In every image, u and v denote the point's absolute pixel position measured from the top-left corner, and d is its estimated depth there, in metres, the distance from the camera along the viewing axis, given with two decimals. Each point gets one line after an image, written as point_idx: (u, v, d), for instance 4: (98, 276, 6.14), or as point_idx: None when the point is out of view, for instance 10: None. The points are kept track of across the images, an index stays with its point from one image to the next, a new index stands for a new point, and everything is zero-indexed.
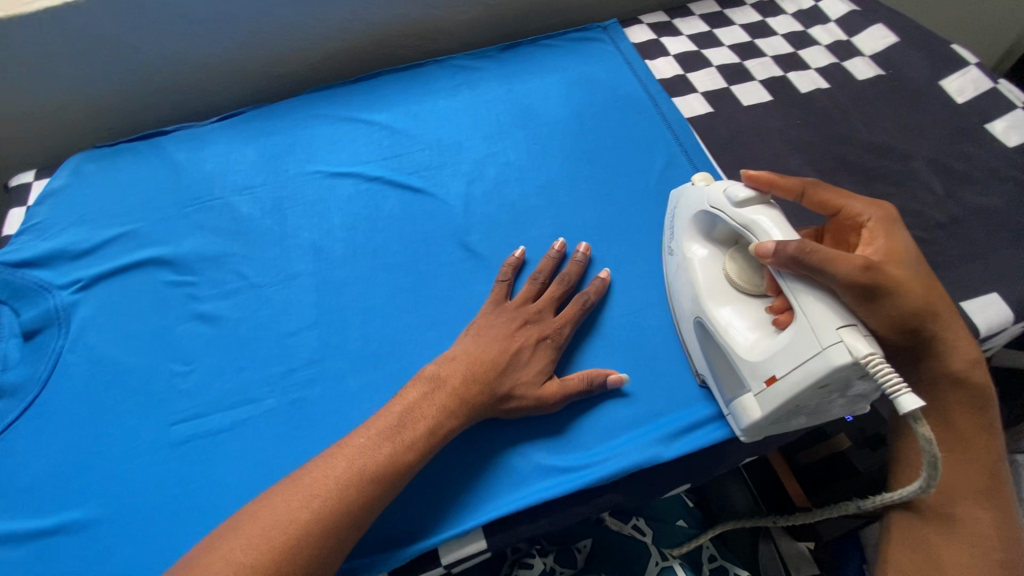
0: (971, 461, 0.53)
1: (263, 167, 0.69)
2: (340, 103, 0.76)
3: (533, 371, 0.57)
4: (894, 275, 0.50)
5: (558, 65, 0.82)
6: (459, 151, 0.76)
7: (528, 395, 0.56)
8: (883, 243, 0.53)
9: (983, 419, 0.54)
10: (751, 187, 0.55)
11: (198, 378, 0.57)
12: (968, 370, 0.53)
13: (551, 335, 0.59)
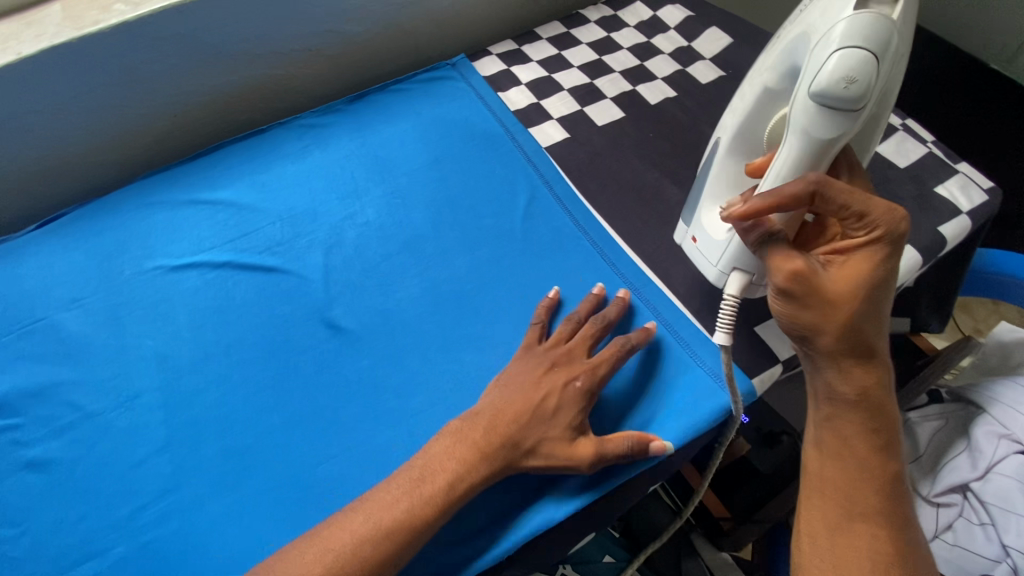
0: (856, 484, 0.46)
1: (92, 275, 0.64)
2: (178, 186, 0.71)
3: (566, 420, 0.49)
4: (831, 301, 0.44)
5: (408, 108, 0.78)
6: (314, 218, 0.68)
7: (552, 449, 0.48)
8: (854, 265, 0.45)
9: (877, 437, 0.46)
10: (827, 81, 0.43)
11: (30, 541, 0.50)
12: (874, 395, 0.46)
13: (582, 380, 0.51)
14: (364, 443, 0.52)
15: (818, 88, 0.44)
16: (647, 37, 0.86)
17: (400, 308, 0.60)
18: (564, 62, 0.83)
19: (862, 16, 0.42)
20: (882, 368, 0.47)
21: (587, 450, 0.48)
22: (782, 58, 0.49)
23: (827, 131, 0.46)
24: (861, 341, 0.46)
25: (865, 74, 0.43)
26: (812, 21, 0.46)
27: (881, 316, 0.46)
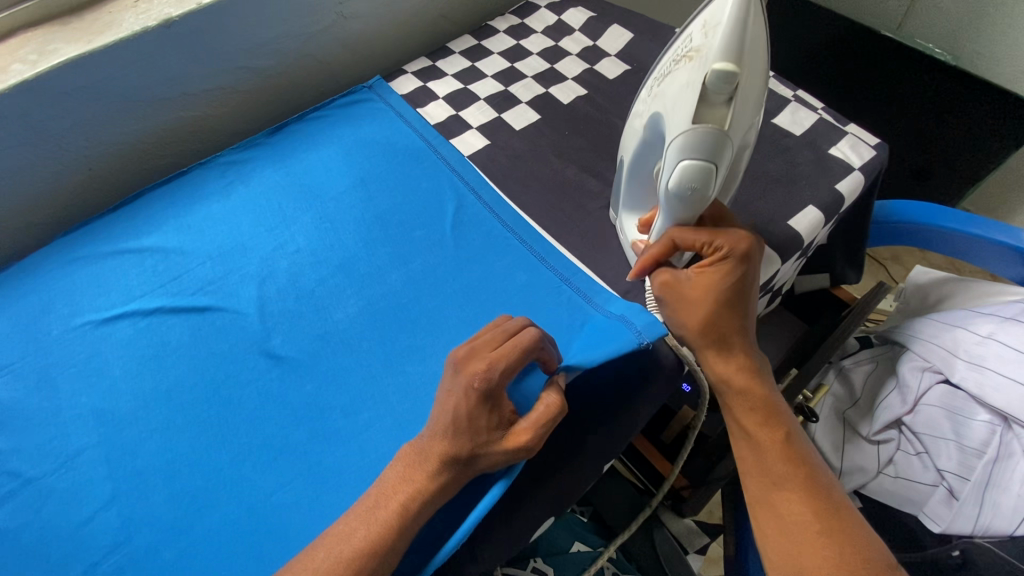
0: (763, 455, 0.52)
1: (20, 339, 0.62)
2: (103, 239, 0.70)
3: (482, 425, 0.47)
4: (694, 305, 0.54)
5: (329, 134, 0.79)
6: (244, 253, 0.68)
7: (483, 457, 0.47)
8: (710, 275, 0.53)
9: (762, 407, 0.54)
10: (682, 177, 0.49)
11: None
12: (749, 377, 0.54)
13: (482, 380, 0.46)
14: (312, 469, 0.53)
15: (671, 182, 0.51)
16: (554, 41, 0.90)
17: (341, 330, 0.62)
18: (478, 73, 0.86)
19: (699, 126, 0.47)
20: (751, 358, 0.55)
21: (513, 447, 0.47)
22: (654, 123, 0.53)
23: (685, 207, 0.53)
24: (726, 337, 0.54)
25: (706, 177, 0.49)
26: (671, 104, 0.50)
27: (744, 320, 0.55)
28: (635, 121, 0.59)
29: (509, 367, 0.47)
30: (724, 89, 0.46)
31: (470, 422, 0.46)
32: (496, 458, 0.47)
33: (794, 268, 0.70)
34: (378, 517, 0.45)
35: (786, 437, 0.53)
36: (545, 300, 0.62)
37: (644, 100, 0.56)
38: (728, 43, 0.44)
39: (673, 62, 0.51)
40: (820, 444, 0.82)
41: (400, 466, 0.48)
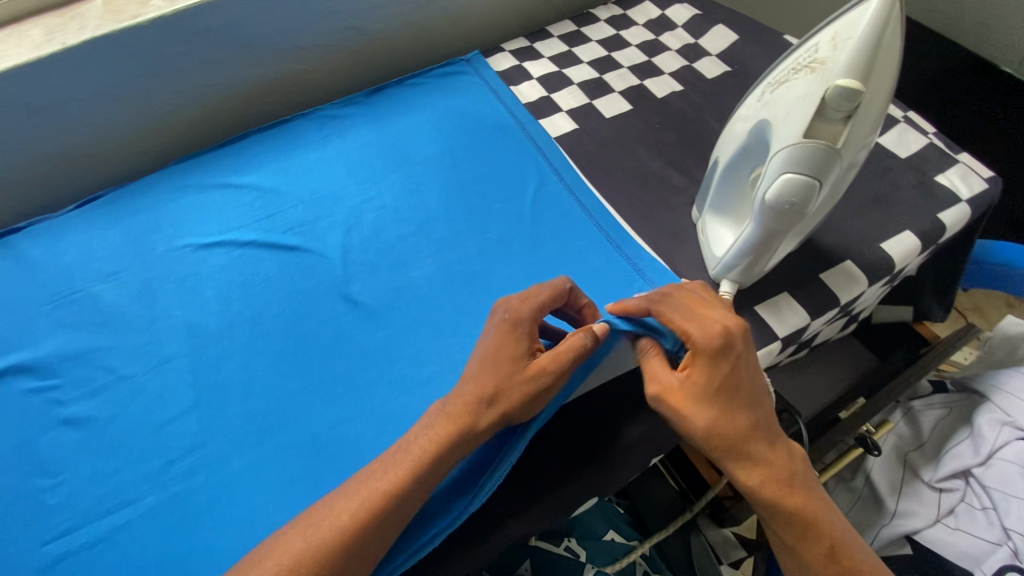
0: (805, 566, 0.46)
1: (127, 251, 0.68)
2: (209, 171, 0.75)
3: (507, 353, 0.48)
4: (692, 421, 0.45)
5: (424, 102, 0.81)
6: (335, 201, 0.71)
7: (500, 385, 0.47)
8: (701, 381, 0.45)
9: (802, 524, 0.45)
10: (782, 190, 0.45)
11: (68, 490, 0.53)
12: (782, 490, 0.45)
13: (511, 311, 0.50)
14: (374, 409, 0.55)
15: (766, 197, 0.46)
16: (654, 35, 0.89)
17: (416, 285, 0.64)
18: (574, 59, 0.86)
19: (808, 141, 0.42)
20: (779, 465, 0.46)
21: (536, 373, 0.47)
22: (756, 131, 0.49)
23: (778, 225, 0.48)
24: (737, 444, 0.45)
25: (807, 195, 0.44)
26: (778, 113, 0.46)
27: (756, 420, 0.46)
28: (731, 126, 0.55)
29: (543, 299, 0.51)
30: (843, 106, 0.41)
31: (498, 355, 0.48)
32: (515, 387, 0.47)
33: (880, 294, 0.68)
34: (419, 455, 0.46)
35: (833, 550, 0.45)
36: (616, 286, 0.62)
37: (749, 104, 0.51)
38: (857, 57, 0.40)
39: (786, 69, 0.46)
40: (875, 480, 0.78)
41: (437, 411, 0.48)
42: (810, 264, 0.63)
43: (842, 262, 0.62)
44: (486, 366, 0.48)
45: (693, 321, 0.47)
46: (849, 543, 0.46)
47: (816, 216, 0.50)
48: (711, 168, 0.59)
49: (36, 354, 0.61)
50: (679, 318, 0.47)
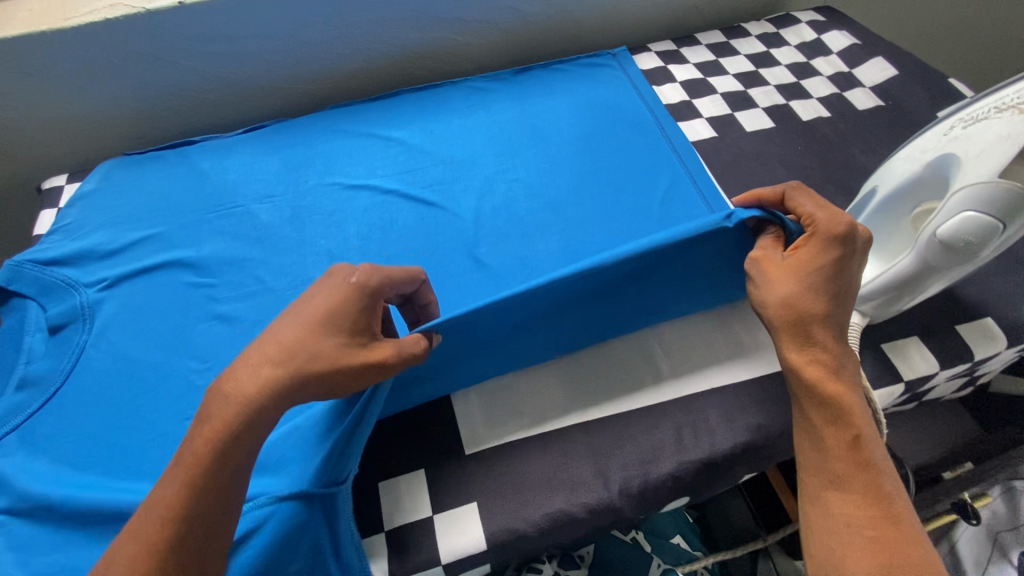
0: (824, 452, 0.45)
1: (284, 178, 0.75)
2: (362, 121, 0.81)
3: (345, 326, 0.43)
4: (777, 289, 0.47)
5: (567, 87, 0.84)
6: (472, 167, 0.75)
7: (340, 368, 0.42)
8: (806, 259, 0.47)
9: (836, 411, 0.45)
10: (963, 224, 0.45)
11: (213, 376, 0.59)
12: (827, 376, 0.46)
13: (359, 276, 0.44)
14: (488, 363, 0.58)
15: (941, 228, 0.46)
16: (806, 58, 0.88)
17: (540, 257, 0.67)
18: (720, 69, 0.87)
19: (1005, 181, 0.43)
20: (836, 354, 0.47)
21: (376, 359, 0.42)
22: (933, 165, 0.49)
23: (944, 261, 0.47)
24: (805, 322, 0.46)
25: (988, 235, 0.44)
26: (969, 150, 0.46)
27: (834, 310, 0.47)
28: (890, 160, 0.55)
29: (394, 279, 0.46)
30: None
31: (328, 328, 0.42)
32: (348, 371, 0.42)
33: (1014, 359, 0.64)
34: (275, 367, 0.41)
35: (858, 442, 0.44)
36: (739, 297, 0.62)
37: (930, 138, 0.50)
38: None
39: (977, 115, 0.48)
40: (959, 553, 0.74)
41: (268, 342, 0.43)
42: (947, 314, 0.60)
43: (981, 318, 0.60)
44: (312, 339, 0.42)
45: (825, 206, 0.48)
46: (877, 446, 0.44)
47: (976, 264, 0.50)
48: (864, 195, 0.56)
49: (199, 253, 0.68)
50: (808, 197, 0.49)
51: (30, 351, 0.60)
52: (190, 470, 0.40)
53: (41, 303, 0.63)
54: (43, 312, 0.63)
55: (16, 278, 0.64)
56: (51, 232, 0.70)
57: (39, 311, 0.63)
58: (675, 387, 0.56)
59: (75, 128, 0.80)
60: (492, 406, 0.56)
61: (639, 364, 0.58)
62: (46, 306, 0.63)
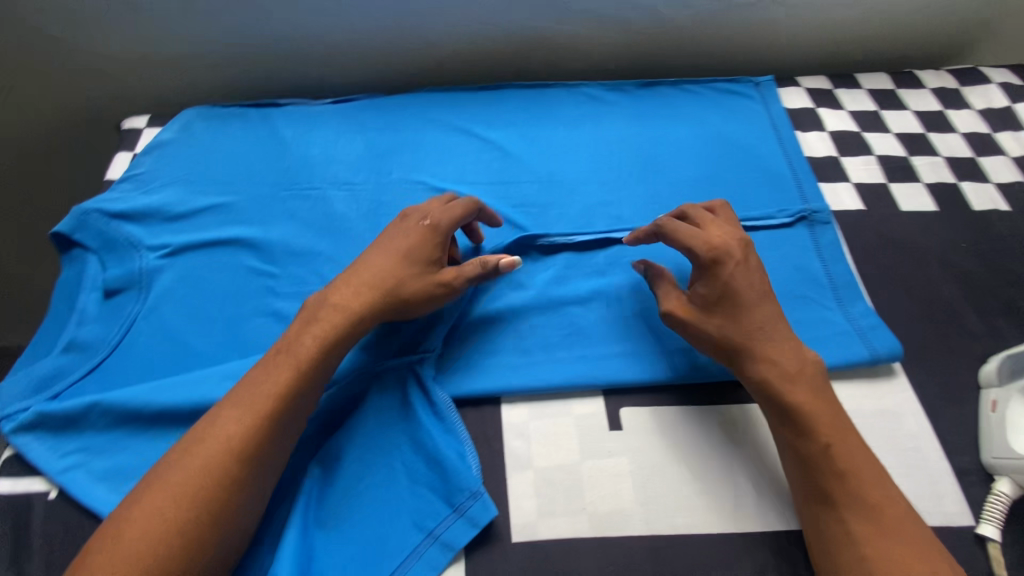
0: (802, 466, 0.46)
1: (367, 165, 0.68)
2: (461, 112, 0.73)
3: (416, 256, 0.53)
4: (700, 330, 0.51)
5: (695, 114, 0.73)
6: (573, 190, 0.66)
7: (410, 292, 0.52)
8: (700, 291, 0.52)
9: (807, 423, 0.47)
10: None
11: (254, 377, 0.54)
12: (781, 383, 0.48)
13: (427, 219, 0.55)
14: (552, 437, 0.52)
15: None
16: (991, 129, 0.73)
17: (632, 317, 0.58)
18: (881, 124, 0.73)
19: None
20: (794, 362, 0.49)
21: (444, 281, 0.53)
22: None
23: None
24: (735, 344, 0.50)
25: None
26: None
27: (755, 320, 0.50)
28: None
29: (458, 215, 0.55)
30: None
31: (407, 261, 0.53)
32: (419, 290, 0.52)
33: None
34: (365, 291, 0.52)
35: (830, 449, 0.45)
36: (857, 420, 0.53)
37: None
38: None
39: None
40: None
41: (339, 280, 0.53)
42: None
43: None
44: (397, 270, 0.53)
45: (702, 230, 0.53)
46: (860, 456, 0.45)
47: None
48: None
49: (265, 235, 0.63)
50: (682, 235, 0.53)
51: (82, 311, 0.57)
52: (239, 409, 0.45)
53: (102, 260, 0.60)
54: (102, 269, 0.60)
55: (81, 228, 0.61)
56: (121, 180, 0.66)
57: (99, 268, 0.60)
58: (764, 516, 0.48)
59: (162, 65, 0.75)
60: (549, 490, 0.50)
61: (725, 476, 0.50)
62: (106, 264, 0.60)
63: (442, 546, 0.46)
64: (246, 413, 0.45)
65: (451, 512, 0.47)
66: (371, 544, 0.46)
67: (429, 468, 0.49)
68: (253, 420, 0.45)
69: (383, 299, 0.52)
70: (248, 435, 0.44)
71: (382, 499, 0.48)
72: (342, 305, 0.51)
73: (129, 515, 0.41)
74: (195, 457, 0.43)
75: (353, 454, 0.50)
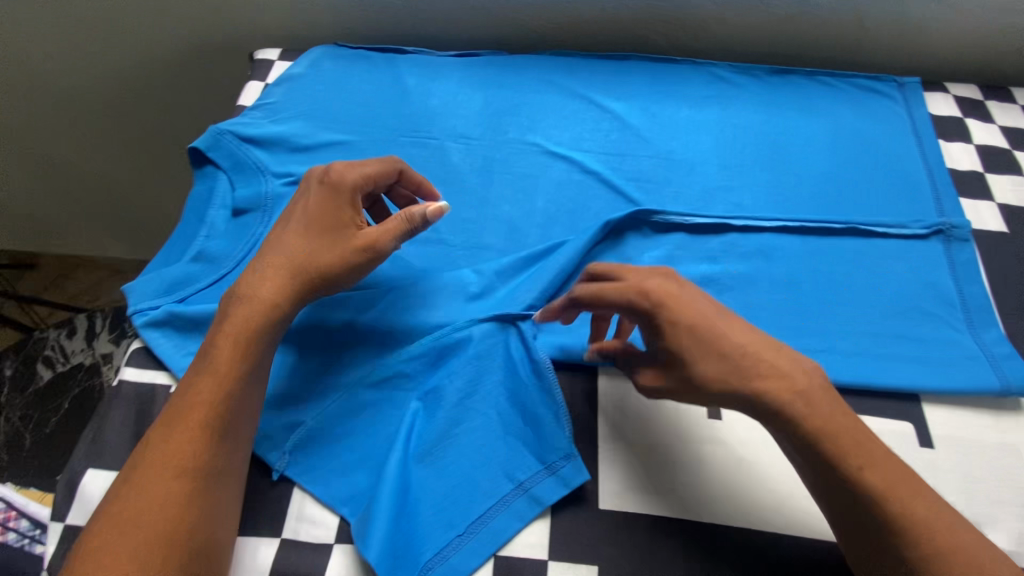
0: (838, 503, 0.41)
1: (485, 121, 0.69)
2: (582, 79, 0.72)
3: (299, 216, 0.53)
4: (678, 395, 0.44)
5: (829, 109, 0.69)
6: (690, 172, 0.65)
7: (324, 261, 0.51)
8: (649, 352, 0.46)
9: (835, 449, 0.41)
10: None
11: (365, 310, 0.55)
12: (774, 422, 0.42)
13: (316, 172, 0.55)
14: (647, 414, 0.52)
15: None
16: None
17: (743, 308, 0.56)
18: None
19: None
20: (791, 375, 0.42)
21: (358, 246, 0.52)
22: None
23: None
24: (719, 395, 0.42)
25: None
26: None
27: (715, 363, 0.42)
28: None
29: (369, 172, 0.55)
30: None
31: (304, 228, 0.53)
32: (337, 256, 0.51)
33: None
34: (281, 274, 0.50)
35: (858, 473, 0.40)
36: (973, 451, 0.50)
37: None
38: None
39: None
40: None
41: (250, 271, 0.51)
42: None
43: None
44: (301, 243, 0.52)
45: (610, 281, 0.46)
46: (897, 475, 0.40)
47: None
48: None
49: None
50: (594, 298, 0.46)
51: (211, 226, 0.60)
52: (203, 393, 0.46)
53: (232, 180, 0.63)
54: (231, 189, 0.63)
55: (215, 146, 0.64)
56: (253, 107, 0.69)
57: (229, 187, 0.63)
58: None
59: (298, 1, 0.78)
60: (640, 464, 0.50)
61: None
62: (236, 184, 0.62)
63: (531, 499, 0.47)
64: (206, 399, 0.46)
65: (542, 469, 0.48)
66: (462, 486, 0.47)
67: (525, 424, 0.50)
68: (212, 379, 0.46)
69: (301, 270, 0.51)
70: (208, 392, 0.46)
71: (475, 446, 0.49)
72: (264, 286, 0.50)
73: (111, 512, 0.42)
74: (174, 434, 0.44)
75: (451, 397, 0.50)
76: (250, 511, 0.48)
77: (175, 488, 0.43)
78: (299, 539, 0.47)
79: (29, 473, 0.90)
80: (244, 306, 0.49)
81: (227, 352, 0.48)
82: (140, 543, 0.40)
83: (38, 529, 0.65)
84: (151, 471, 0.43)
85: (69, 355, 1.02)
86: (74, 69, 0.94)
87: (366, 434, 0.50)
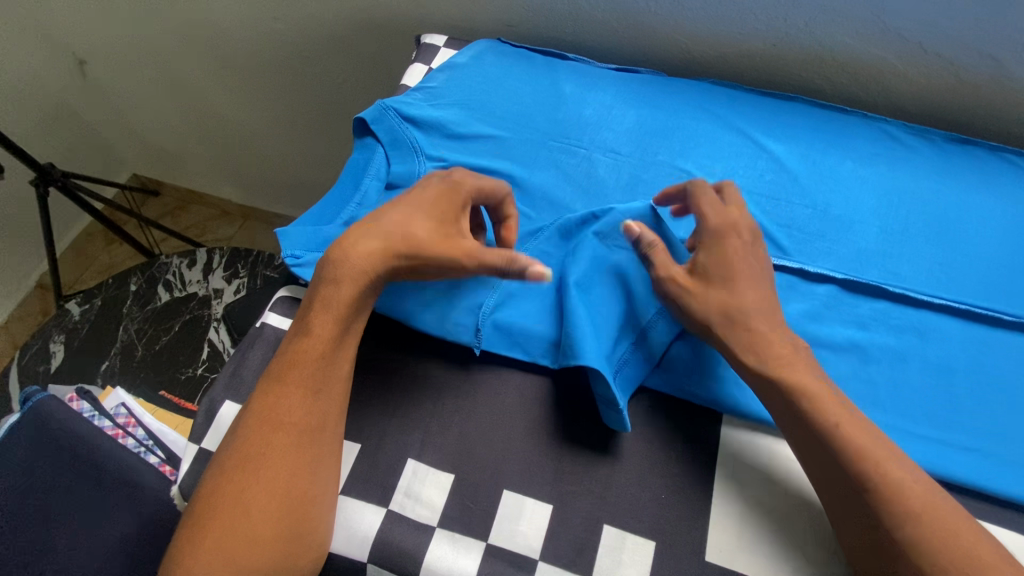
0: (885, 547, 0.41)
1: (636, 139, 0.68)
2: (741, 113, 0.70)
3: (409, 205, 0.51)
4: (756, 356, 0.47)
5: (1013, 189, 0.63)
6: (846, 229, 0.61)
7: (420, 243, 0.49)
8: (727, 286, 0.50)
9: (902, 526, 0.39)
10: None
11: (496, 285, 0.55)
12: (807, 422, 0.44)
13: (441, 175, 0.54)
14: (769, 475, 0.49)
15: None
16: None
17: (889, 385, 0.52)
18: None
19: None
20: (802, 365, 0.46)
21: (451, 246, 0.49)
22: None
23: None
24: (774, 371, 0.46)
25: None
26: None
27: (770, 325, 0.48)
28: None
29: (482, 186, 0.54)
30: None
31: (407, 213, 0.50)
32: (448, 249, 0.49)
33: None
34: (374, 246, 0.49)
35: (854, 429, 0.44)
36: None
37: None
38: None
39: None
40: None
41: (345, 237, 0.49)
42: None
43: None
44: (395, 229, 0.49)
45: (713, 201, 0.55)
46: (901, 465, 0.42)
47: None
48: None
49: (529, 176, 0.65)
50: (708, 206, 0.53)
51: (364, 195, 0.63)
52: (292, 360, 0.47)
53: (388, 155, 0.65)
54: (386, 162, 0.65)
55: (379, 120, 0.67)
56: (416, 88, 0.72)
57: (384, 161, 0.65)
58: None
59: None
60: (753, 525, 0.47)
61: None
62: (391, 159, 0.65)
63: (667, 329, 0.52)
64: (303, 373, 0.47)
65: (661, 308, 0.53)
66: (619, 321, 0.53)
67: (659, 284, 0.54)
68: (314, 342, 0.48)
69: (394, 249, 0.49)
70: (309, 348, 0.48)
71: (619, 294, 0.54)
72: (356, 252, 0.48)
73: (225, 461, 0.45)
74: (271, 397, 0.47)
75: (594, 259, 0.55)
76: (363, 476, 0.50)
77: (283, 444, 0.45)
78: (406, 515, 0.48)
79: (139, 384, 0.97)
80: (340, 270, 0.48)
81: (324, 321, 0.48)
82: (241, 494, 0.44)
83: (150, 441, 0.76)
84: (260, 423, 0.46)
85: (186, 283, 1.09)
86: (243, 23, 1.01)
87: (536, 295, 0.55)
